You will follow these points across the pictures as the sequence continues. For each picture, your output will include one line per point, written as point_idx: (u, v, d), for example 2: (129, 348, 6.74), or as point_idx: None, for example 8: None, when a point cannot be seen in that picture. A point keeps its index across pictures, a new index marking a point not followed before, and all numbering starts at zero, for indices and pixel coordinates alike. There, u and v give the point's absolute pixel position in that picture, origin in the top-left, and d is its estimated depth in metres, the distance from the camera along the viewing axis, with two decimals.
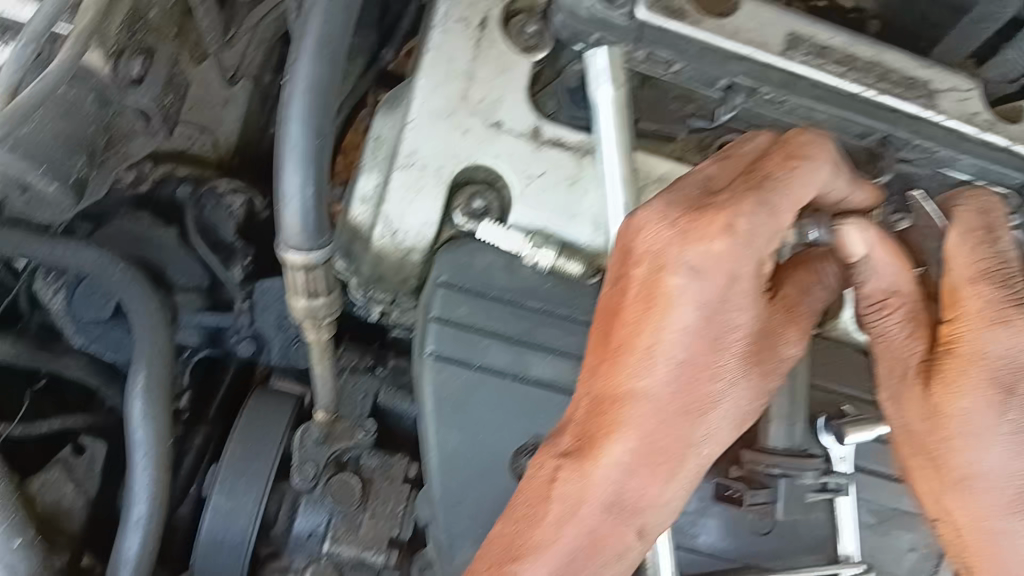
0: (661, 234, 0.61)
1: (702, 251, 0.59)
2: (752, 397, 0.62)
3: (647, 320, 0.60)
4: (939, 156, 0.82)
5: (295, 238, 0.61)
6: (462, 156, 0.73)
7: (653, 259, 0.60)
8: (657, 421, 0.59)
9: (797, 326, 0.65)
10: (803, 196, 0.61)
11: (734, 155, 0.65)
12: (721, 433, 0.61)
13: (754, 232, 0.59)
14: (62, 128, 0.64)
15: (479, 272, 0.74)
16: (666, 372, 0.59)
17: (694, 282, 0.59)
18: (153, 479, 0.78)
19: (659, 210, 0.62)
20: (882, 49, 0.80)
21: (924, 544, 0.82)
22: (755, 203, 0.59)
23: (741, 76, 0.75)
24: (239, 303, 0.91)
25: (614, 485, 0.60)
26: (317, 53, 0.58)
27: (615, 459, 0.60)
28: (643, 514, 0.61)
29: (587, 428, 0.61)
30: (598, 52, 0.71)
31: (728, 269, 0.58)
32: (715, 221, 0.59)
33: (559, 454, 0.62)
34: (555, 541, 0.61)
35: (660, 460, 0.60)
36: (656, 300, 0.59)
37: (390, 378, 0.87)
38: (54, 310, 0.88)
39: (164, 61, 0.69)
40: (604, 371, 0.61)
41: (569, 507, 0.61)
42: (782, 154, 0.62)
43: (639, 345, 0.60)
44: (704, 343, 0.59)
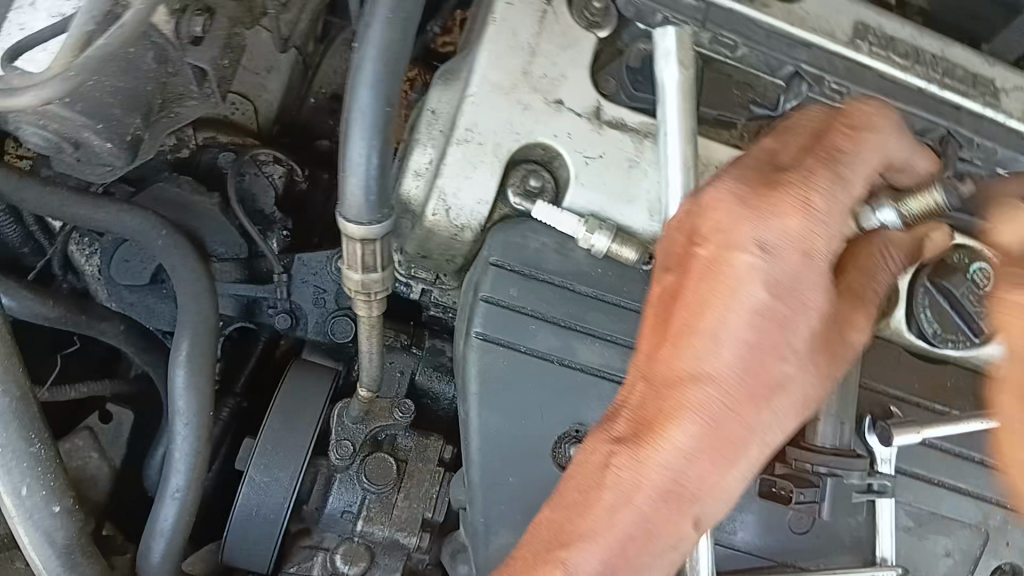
0: (729, 211, 0.59)
1: (776, 228, 0.57)
2: (819, 384, 0.60)
3: (713, 300, 0.58)
4: (999, 156, 0.79)
5: (355, 208, 0.59)
6: (522, 134, 0.71)
7: (719, 238, 0.59)
8: (722, 405, 0.58)
9: (865, 311, 0.63)
10: (871, 167, 0.61)
11: (795, 129, 0.64)
12: (786, 420, 0.59)
13: (832, 208, 0.58)
14: (122, 84, 0.62)
15: (531, 253, 0.72)
16: (730, 354, 0.57)
17: (765, 259, 0.57)
18: (192, 448, 0.77)
19: (728, 187, 0.60)
20: (948, 43, 0.80)
21: (961, 549, 0.80)
22: (829, 178, 0.59)
23: (806, 64, 0.74)
24: (277, 274, 0.88)
25: (672, 471, 0.58)
26: (391, 16, 0.55)
27: (675, 444, 0.58)
28: (700, 504, 0.59)
29: (645, 412, 0.60)
30: (667, 32, 0.70)
31: (801, 245, 0.57)
32: (793, 198, 0.58)
33: (614, 438, 0.60)
34: (606, 527, 0.59)
35: (721, 446, 0.58)
36: (723, 278, 0.58)
37: (426, 358, 0.86)
38: (88, 272, 0.88)
39: (224, 21, 0.67)
40: (666, 354, 0.60)
41: (624, 494, 0.59)
42: (847, 126, 0.62)
43: (706, 326, 0.58)
44: (773, 325, 0.57)
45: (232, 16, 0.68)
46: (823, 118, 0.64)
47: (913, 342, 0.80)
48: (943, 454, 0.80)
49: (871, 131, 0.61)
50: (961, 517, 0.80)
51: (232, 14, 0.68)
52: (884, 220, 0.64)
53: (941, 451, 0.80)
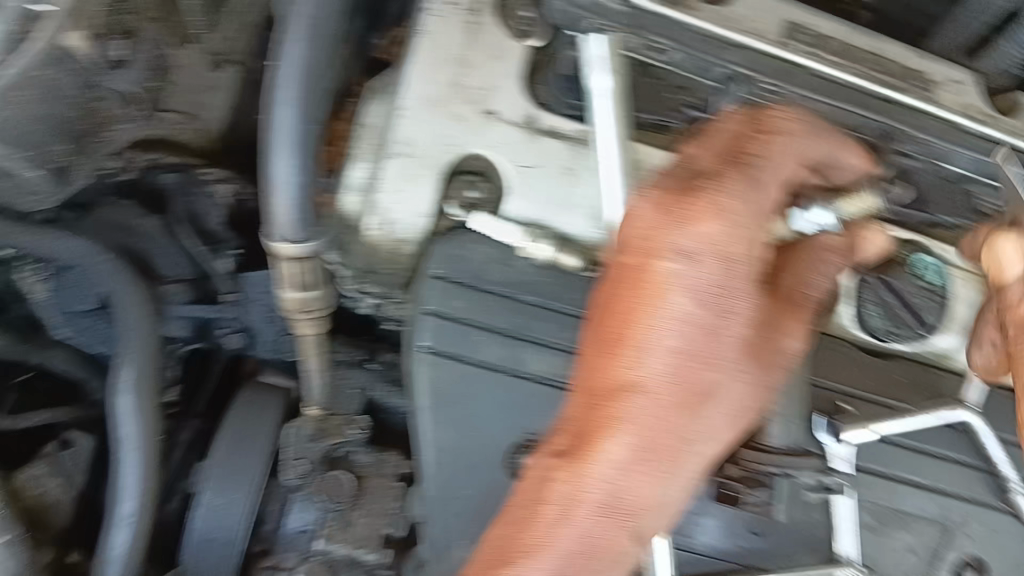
0: (649, 219, 0.58)
1: (694, 234, 0.57)
2: (754, 392, 0.60)
3: (638, 310, 0.57)
4: (937, 148, 0.78)
5: (284, 227, 0.59)
6: (456, 146, 0.72)
7: (642, 245, 0.58)
8: (655, 416, 0.58)
9: (796, 318, 0.63)
10: (783, 169, 0.61)
11: (715, 134, 0.62)
12: (719, 429, 0.60)
13: (738, 209, 0.58)
14: (43, 112, 0.61)
15: (476, 265, 0.72)
16: (662, 363, 0.57)
17: (689, 264, 0.57)
18: (140, 474, 0.76)
19: (648, 196, 0.59)
20: (880, 40, 0.80)
21: (922, 544, 0.80)
22: (739, 180, 0.58)
23: (739, 66, 0.73)
24: (226, 295, 0.90)
25: (610, 483, 0.58)
26: (308, 35, 0.55)
27: (611, 456, 0.58)
28: (638, 516, 0.59)
29: (582, 425, 0.59)
30: (591, 38, 0.70)
31: (722, 250, 0.57)
32: (702, 203, 0.57)
33: (552, 453, 0.59)
34: (549, 547, 0.58)
35: (657, 457, 0.58)
36: (647, 286, 0.57)
37: (382, 372, 0.86)
38: (35, 301, 0.85)
39: (149, 43, 0.67)
40: (598, 365, 0.59)
41: (563, 508, 0.58)
42: (758, 132, 0.61)
43: (636, 338, 0.57)
44: (701, 331, 0.57)
45: (155, 39, 0.68)
46: (740, 119, 0.62)
47: (859, 336, 0.81)
48: (899, 450, 0.81)
49: (779, 133, 0.61)
50: (919, 511, 0.80)
51: (155, 37, 0.67)
52: (824, 222, 0.65)
53: (896, 446, 0.81)
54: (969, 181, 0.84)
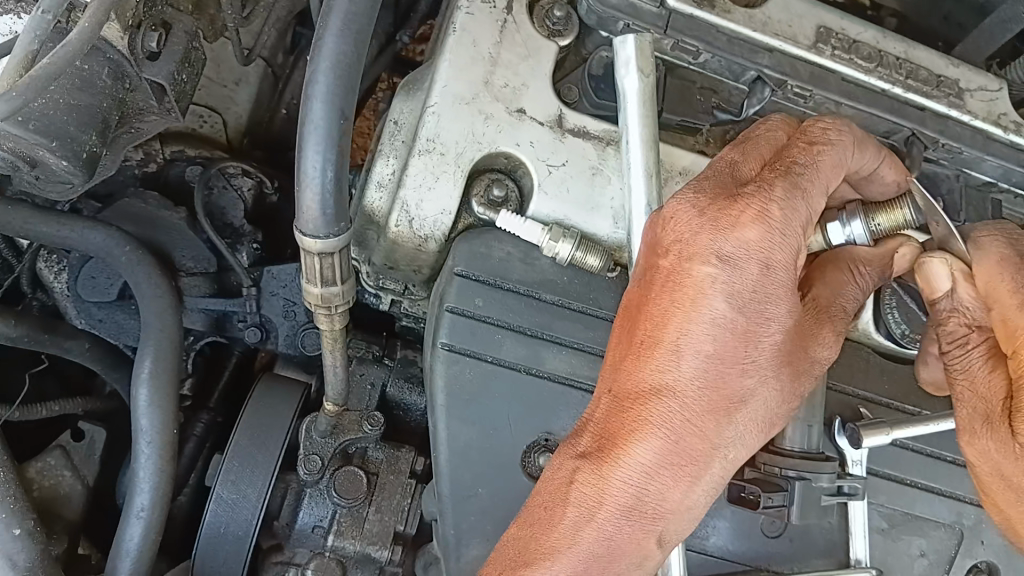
0: (691, 224, 0.58)
1: (735, 240, 0.57)
2: (780, 398, 0.61)
3: (674, 314, 0.57)
4: (965, 155, 0.80)
5: (312, 222, 0.59)
6: (484, 143, 0.71)
7: (681, 249, 0.58)
8: (684, 422, 0.57)
9: (830, 326, 0.64)
10: (830, 180, 0.61)
11: (757, 142, 0.64)
12: (747, 434, 0.60)
13: (790, 220, 0.58)
14: (77, 101, 0.62)
15: (496, 262, 0.72)
16: (693, 367, 0.57)
17: (725, 270, 0.57)
18: (157, 466, 0.76)
19: (689, 200, 0.59)
20: (910, 46, 0.79)
21: (934, 550, 0.80)
22: (787, 190, 0.59)
23: (768, 68, 0.74)
24: (246, 288, 0.87)
25: (638, 486, 0.58)
26: (343, 30, 0.56)
27: (639, 460, 0.58)
28: (664, 519, 0.59)
29: (609, 427, 0.59)
30: (627, 39, 0.69)
31: (762, 257, 0.57)
32: (750, 209, 0.57)
33: (578, 454, 0.60)
34: (573, 547, 0.58)
35: (685, 463, 0.58)
36: (685, 290, 0.57)
37: (398, 369, 0.85)
38: (57, 290, 0.86)
39: (182, 35, 0.67)
40: (628, 367, 0.59)
41: (587, 510, 0.58)
42: (805, 142, 0.62)
43: (671, 341, 0.57)
44: (736, 337, 0.57)
45: (189, 30, 0.68)
46: (784, 131, 0.64)
47: (881, 342, 0.81)
48: (916, 455, 0.80)
49: (828, 145, 0.61)
50: (934, 516, 0.80)
51: (190, 28, 0.68)
52: (856, 235, 0.66)
53: (913, 452, 0.80)
54: (992, 189, 0.84)
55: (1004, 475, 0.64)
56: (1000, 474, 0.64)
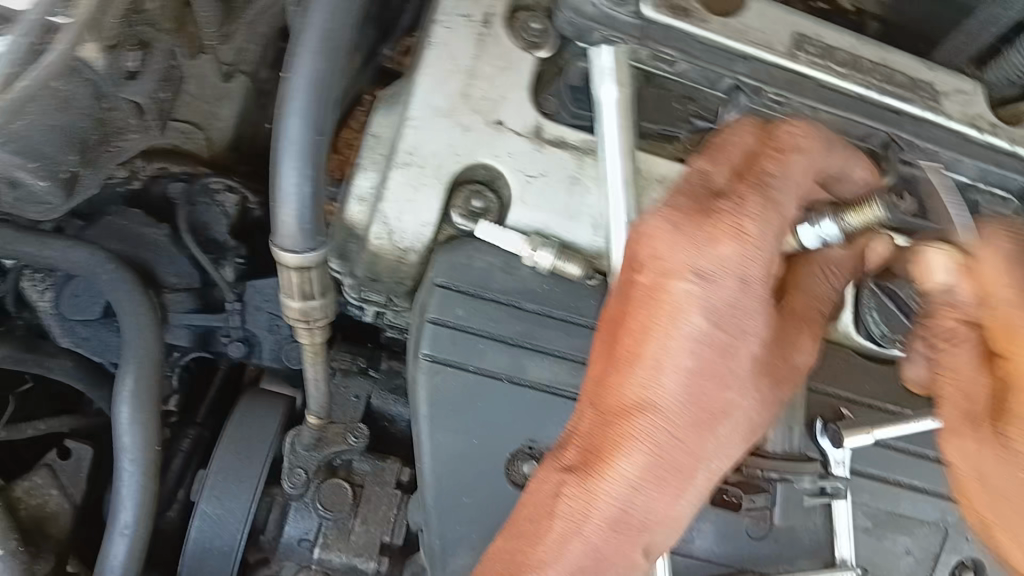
0: (665, 236, 0.58)
1: (713, 255, 0.57)
2: (762, 407, 0.61)
3: (654, 328, 0.58)
4: (942, 158, 0.81)
5: (290, 236, 0.60)
6: (462, 155, 0.72)
7: (657, 264, 0.58)
8: (667, 436, 0.58)
9: (807, 333, 0.64)
10: (800, 187, 0.61)
11: (726, 147, 0.62)
12: (731, 445, 0.60)
13: (765, 234, 0.57)
14: (56, 121, 0.63)
15: (477, 272, 0.72)
16: (676, 382, 0.57)
17: (702, 283, 0.57)
18: (142, 483, 0.76)
19: (664, 214, 0.59)
20: (887, 50, 0.80)
21: (920, 547, 0.80)
22: (759, 202, 0.58)
23: (745, 76, 0.74)
24: (231, 303, 0.89)
25: (624, 500, 0.58)
26: (317, 47, 0.56)
27: (624, 475, 0.58)
28: (650, 531, 0.60)
29: (593, 441, 0.59)
30: (604, 50, 0.71)
31: (739, 271, 0.57)
32: (726, 225, 0.57)
33: (563, 469, 0.60)
34: (561, 561, 0.59)
35: (669, 476, 0.58)
36: (664, 305, 0.58)
37: (383, 381, 0.85)
38: (41, 309, 0.86)
39: (161, 54, 0.68)
40: (611, 382, 0.59)
41: (573, 525, 0.58)
42: (774, 150, 0.61)
43: (653, 356, 0.57)
44: (717, 351, 0.57)
45: (167, 49, 0.69)
46: (753, 133, 0.62)
47: (863, 344, 0.81)
48: (900, 455, 0.80)
49: (798, 151, 0.60)
50: (919, 515, 0.80)
51: (168, 48, 0.69)
52: (828, 235, 0.62)
53: (897, 454, 0.80)
54: (970, 190, 0.85)
55: (987, 478, 0.64)
56: (981, 475, 0.65)
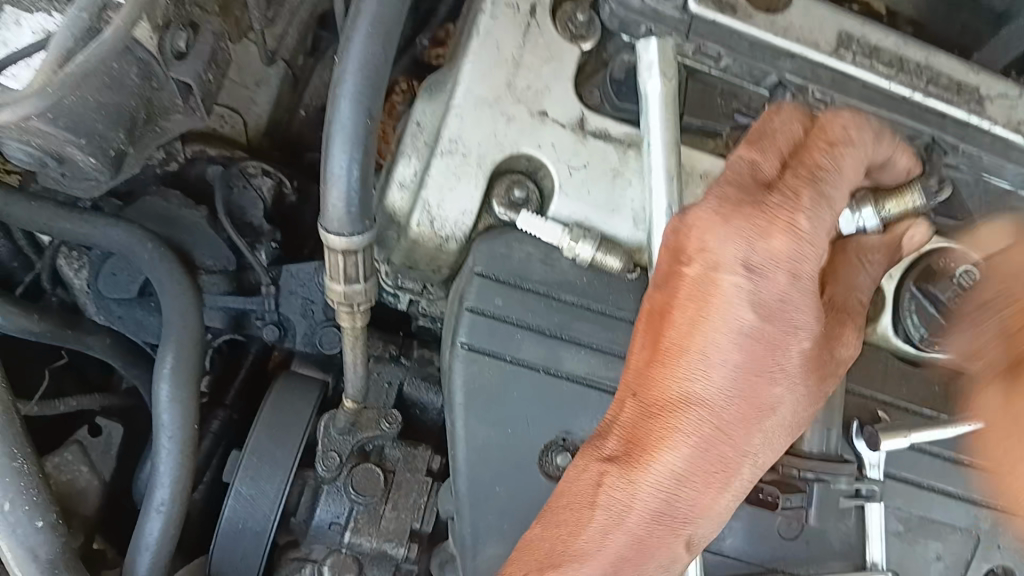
0: (712, 229, 0.58)
1: (763, 248, 0.57)
2: (806, 404, 0.61)
3: (703, 323, 0.58)
4: (984, 161, 0.80)
5: (337, 220, 0.59)
6: (506, 145, 0.72)
7: (707, 257, 0.58)
8: (714, 429, 0.58)
9: (852, 326, 0.64)
10: (851, 183, 0.61)
11: (774, 135, 0.62)
12: (775, 440, 0.60)
13: (817, 229, 0.58)
14: (106, 99, 0.62)
15: (516, 263, 0.72)
16: (723, 375, 0.58)
17: (748, 278, 0.58)
18: (177, 462, 0.77)
19: (711, 204, 0.59)
20: (932, 52, 0.79)
21: (951, 553, 0.80)
22: (812, 198, 0.59)
23: (789, 73, 0.75)
24: (265, 286, 0.89)
25: (665, 490, 0.58)
26: (369, 33, 0.57)
27: (668, 466, 0.58)
28: (691, 525, 0.60)
29: (636, 432, 0.59)
30: (650, 43, 0.69)
31: (790, 266, 0.58)
32: (777, 221, 0.58)
33: (605, 458, 0.60)
34: (605, 550, 0.59)
35: (714, 468, 0.59)
36: (713, 301, 0.58)
37: (415, 368, 0.86)
38: (76, 286, 0.88)
39: (209, 35, 0.68)
40: (656, 374, 0.59)
41: (616, 514, 0.58)
42: (827, 144, 0.61)
43: (698, 347, 0.58)
44: (763, 344, 0.58)
45: (216, 31, 0.69)
46: (800, 123, 0.63)
47: (900, 347, 0.80)
48: (932, 460, 0.80)
49: (850, 144, 0.61)
50: (951, 522, 0.80)
51: (216, 29, 0.69)
52: (867, 223, 0.69)
53: (931, 458, 0.80)
54: (1010, 198, 0.85)
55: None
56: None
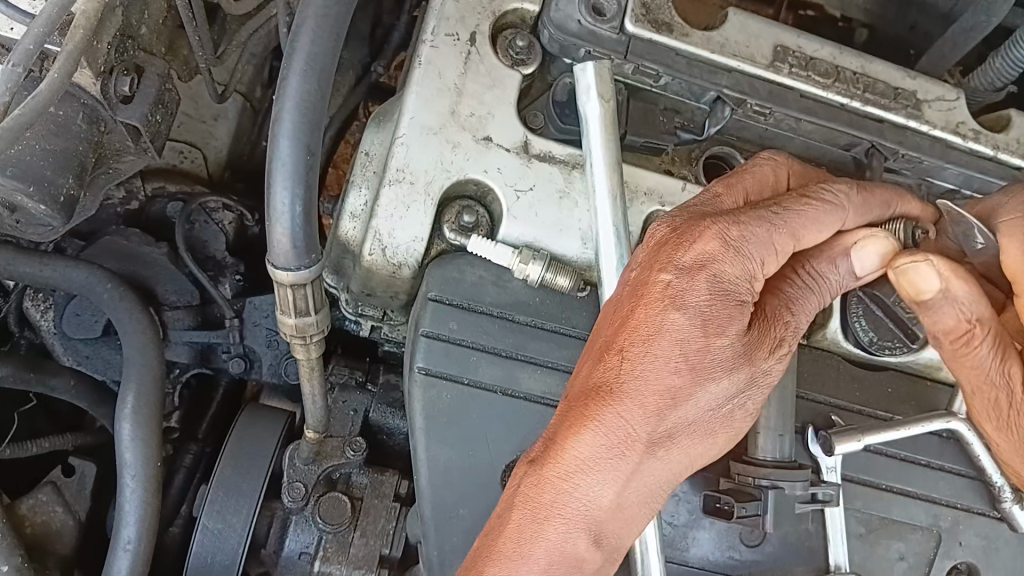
0: (659, 241, 0.62)
1: (690, 251, 0.60)
2: (725, 410, 0.61)
3: (631, 321, 0.60)
4: (925, 164, 0.82)
5: (283, 255, 0.62)
6: (452, 171, 0.73)
7: (647, 262, 0.62)
8: (627, 424, 0.59)
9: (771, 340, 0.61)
10: (817, 224, 0.62)
11: (748, 181, 0.67)
12: (688, 446, 0.62)
13: (750, 242, 0.60)
14: (52, 146, 0.64)
15: (469, 286, 0.73)
16: (641, 371, 0.59)
17: (683, 279, 0.59)
18: (143, 499, 0.78)
19: (666, 220, 0.64)
20: (868, 60, 0.81)
21: (914, 553, 0.81)
22: (757, 218, 0.61)
23: (727, 88, 0.76)
24: (229, 319, 0.89)
25: (579, 493, 0.59)
26: (305, 70, 0.60)
27: (580, 458, 0.59)
28: (602, 522, 0.61)
29: (555, 433, 0.60)
30: (587, 67, 0.70)
31: (716, 270, 0.59)
32: (710, 227, 0.60)
33: (527, 458, 0.61)
34: (524, 556, 0.59)
35: (623, 462, 0.59)
36: (643, 300, 0.60)
37: (380, 395, 0.87)
38: (43, 328, 0.88)
39: (154, 77, 0.70)
40: (586, 370, 0.62)
41: (529, 506, 0.60)
42: (797, 195, 0.64)
43: (630, 351, 0.59)
44: (693, 354, 0.58)
45: (161, 73, 0.71)
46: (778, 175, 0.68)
47: (849, 348, 0.83)
48: (889, 460, 0.81)
49: (821, 199, 0.63)
50: (912, 521, 0.81)
51: (162, 71, 0.71)
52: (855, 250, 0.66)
53: (888, 457, 0.81)
54: (955, 197, 0.87)
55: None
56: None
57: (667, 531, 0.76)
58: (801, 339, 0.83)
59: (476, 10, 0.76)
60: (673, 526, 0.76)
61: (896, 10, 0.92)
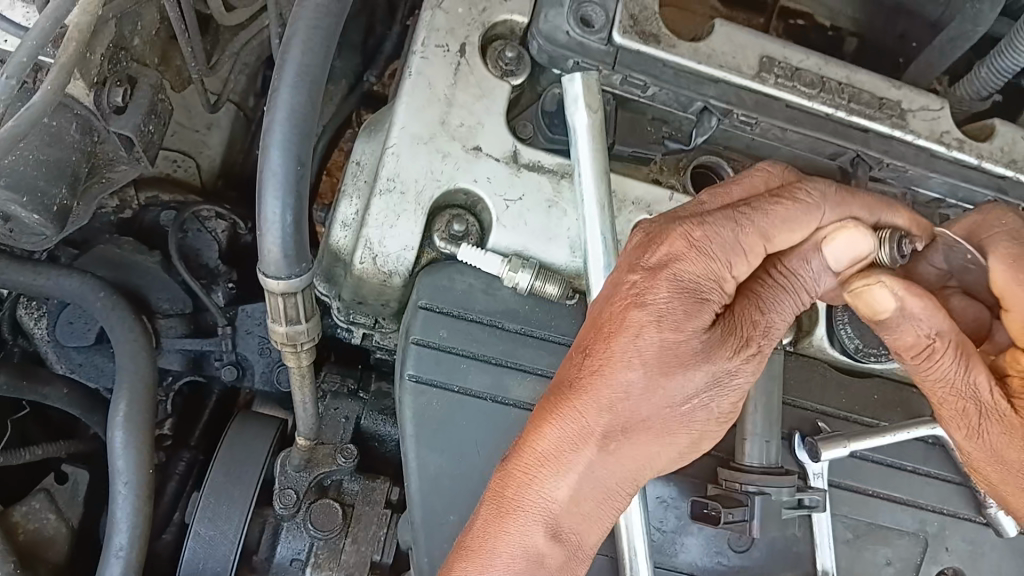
0: (633, 243, 0.64)
1: (655, 251, 0.61)
2: (688, 409, 0.61)
3: (598, 320, 0.61)
4: (910, 174, 0.83)
5: (273, 264, 0.63)
6: (442, 180, 0.74)
7: (621, 262, 0.64)
8: (585, 421, 0.60)
9: (738, 337, 0.61)
10: (786, 220, 0.62)
11: (733, 185, 0.67)
12: (650, 445, 0.61)
13: (715, 241, 0.61)
14: (45, 156, 0.65)
15: (458, 295, 0.74)
16: (599, 369, 0.59)
17: (646, 279, 0.60)
18: (135, 506, 0.78)
19: (640, 224, 0.65)
20: (853, 70, 0.81)
21: (901, 558, 0.82)
22: (723, 218, 0.62)
23: (714, 99, 0.77)
24: (221, 327, 0.90)
25: (539, 487, 0.61)
26: (296, 82, 0.61)
27: (541, 455, 0.61)
28: (562, 517, 0.62)
29: (524, 429, 0.62)
30: (575, 77, 0.71)
31: (677, 268, 0.60)
32: (675, 229, 0.62)
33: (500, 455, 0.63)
34: (487, 550, 0.60)
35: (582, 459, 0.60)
36: (611, 300, 0.61)
37: (373, 403, 0.88)
38: (37, 335, 0.88)
39: (147, 88, 0.71)
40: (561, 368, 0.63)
41: (493, 502, 0.62)
42: (770, 195, 0.64)
43: (593, 348, 0.60)
44: (651, 351, 0.58)
45: (154, 83, 0.72)
46: (764, 180, 0.68)
47: (836, 357, 0.84)
48: (876, 466, 0.82)
49: (793, 199, 0.64)
50: (899, 527, 0.82)
51: (155, 82, 0.72)
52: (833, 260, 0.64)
53: (874, 463, 0.82)
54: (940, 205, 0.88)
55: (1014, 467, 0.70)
56: (998, 456, 0.70)
57: (656, 537, 0.77)
58: (788, 347, 0.84)
59: (465, 21, 0.77)
60: (662, 532, 0.77)
61: (883, 19, 0.93)
